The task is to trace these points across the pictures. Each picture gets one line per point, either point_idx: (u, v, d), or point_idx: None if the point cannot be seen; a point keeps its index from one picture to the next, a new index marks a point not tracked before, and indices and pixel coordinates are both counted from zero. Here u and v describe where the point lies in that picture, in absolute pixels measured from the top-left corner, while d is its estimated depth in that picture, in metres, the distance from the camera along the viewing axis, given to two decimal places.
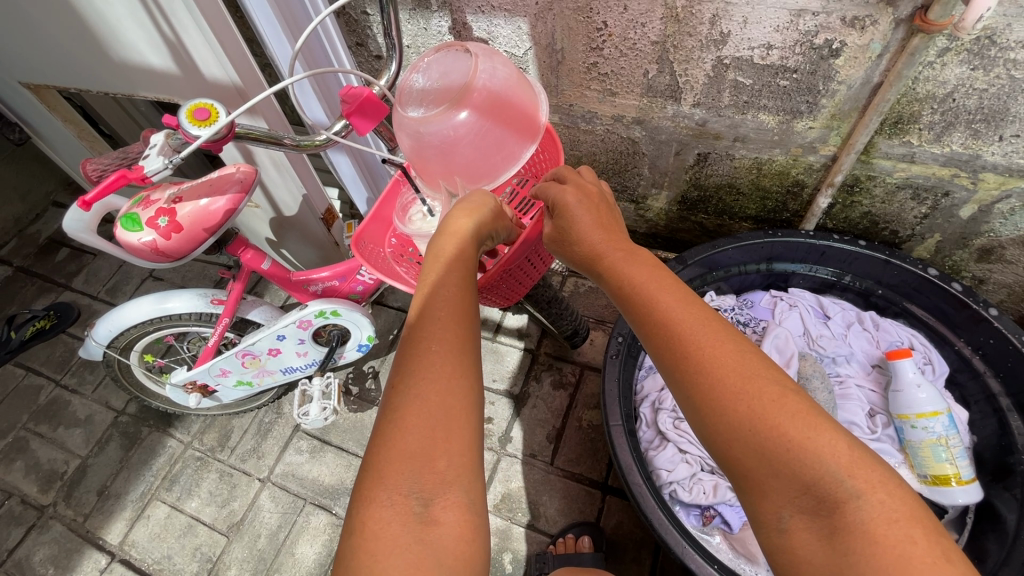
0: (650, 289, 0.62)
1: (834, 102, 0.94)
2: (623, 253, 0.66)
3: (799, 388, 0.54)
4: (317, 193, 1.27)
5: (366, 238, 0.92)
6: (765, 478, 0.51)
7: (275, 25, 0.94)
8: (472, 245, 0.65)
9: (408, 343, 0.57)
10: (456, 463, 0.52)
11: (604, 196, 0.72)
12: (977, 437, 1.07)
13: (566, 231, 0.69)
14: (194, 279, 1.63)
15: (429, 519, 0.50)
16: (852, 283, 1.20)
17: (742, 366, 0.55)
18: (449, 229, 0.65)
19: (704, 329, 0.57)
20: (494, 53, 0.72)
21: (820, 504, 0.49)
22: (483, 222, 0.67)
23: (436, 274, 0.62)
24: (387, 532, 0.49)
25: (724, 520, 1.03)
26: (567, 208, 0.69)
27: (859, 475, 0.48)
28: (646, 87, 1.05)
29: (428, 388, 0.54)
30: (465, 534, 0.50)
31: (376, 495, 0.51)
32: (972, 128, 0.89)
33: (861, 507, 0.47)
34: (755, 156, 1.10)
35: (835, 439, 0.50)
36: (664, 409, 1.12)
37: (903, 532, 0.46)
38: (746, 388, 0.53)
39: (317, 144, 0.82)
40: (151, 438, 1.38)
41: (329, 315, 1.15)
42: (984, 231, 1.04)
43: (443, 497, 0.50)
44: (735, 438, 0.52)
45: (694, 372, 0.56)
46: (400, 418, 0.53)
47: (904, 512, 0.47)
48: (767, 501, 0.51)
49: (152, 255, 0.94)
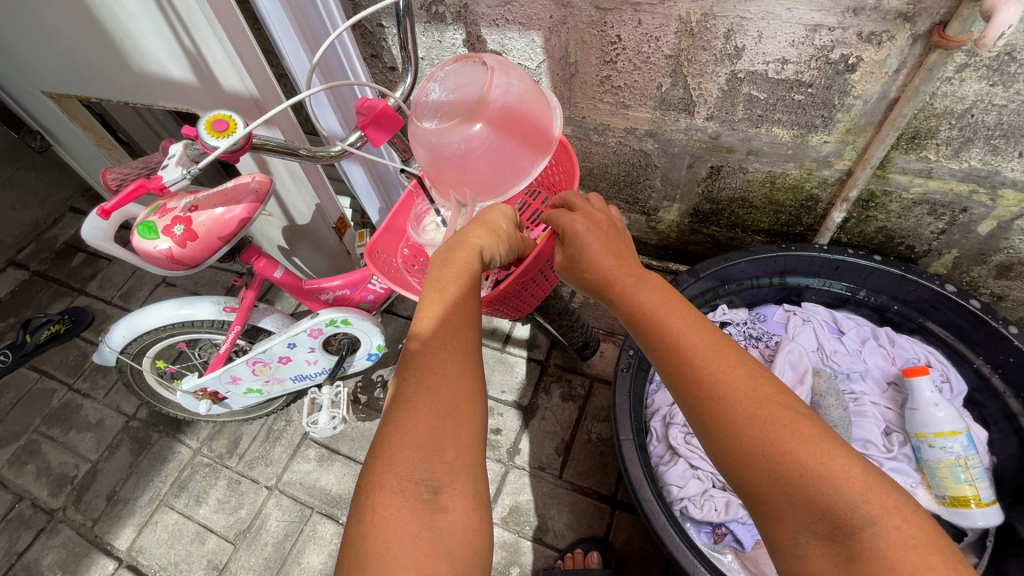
0: (663, 315, 0.61)
1: (849, 117, 0.94)
2: (634, 278, 0.66)
3: (813, 414, 0.54)
4: (330, 202, 1.28)
5: (379, 248, 0.92)
6: (780, 501, 0.50)
7: (293, 38, 0.95)
8: (480, 258, 0.64)
9: (415, 347, 0.57)
10: (464, 453, 0.52)
11: (613, 222, 0.72)
12: (997, 457, 1.05)
13: (577, 257, 0.69)
14: (206, 286, 1.64)
15: (438, 506, 0.49)
16: (867, 298, 1.18)
17: (753, 391, 0.54)
18: (460, 242, 0.64)
19: (717, 354, 0.57)
20: (509, 67, 0.72)
21: (836, 530, 0.48)
22: (492, 244, 0.66)
23: (438, 281, 0.61)
24: (396, 517, 0.47)
25: (736, 538, 1.00)
26: (577, 236, 0.68)
27: (875, 501, 0.47)
28: (659, 101, 1.05)
29: (438, 381, 0.55)
30: (472, 522, 0.49)
31: (386, 480, 0.50)
32: (992, 144, 0.88)
33: (878, 533, 0.46)
34: (768, 170, 1.10)
35: (848, 464, 0.49)
36: (676, 424, 1.11)
37: (920, 559, 0.44)
38: (759, 413, 0.52)
39: (332, 155, 0.83)
40: (161, 444, 1.39)
41: (340, 323, 1.16)
42: (1003, 247, 1.03)
43: (451, 485, 0.50)
44: (750, 462, 0.52)
45: (704, 396, 0.55)
46: (410, 407, 0.53)
47: (923, 539, 0.46)
48: (783, 526, 0.50)
49: (167, 263, 0.94)
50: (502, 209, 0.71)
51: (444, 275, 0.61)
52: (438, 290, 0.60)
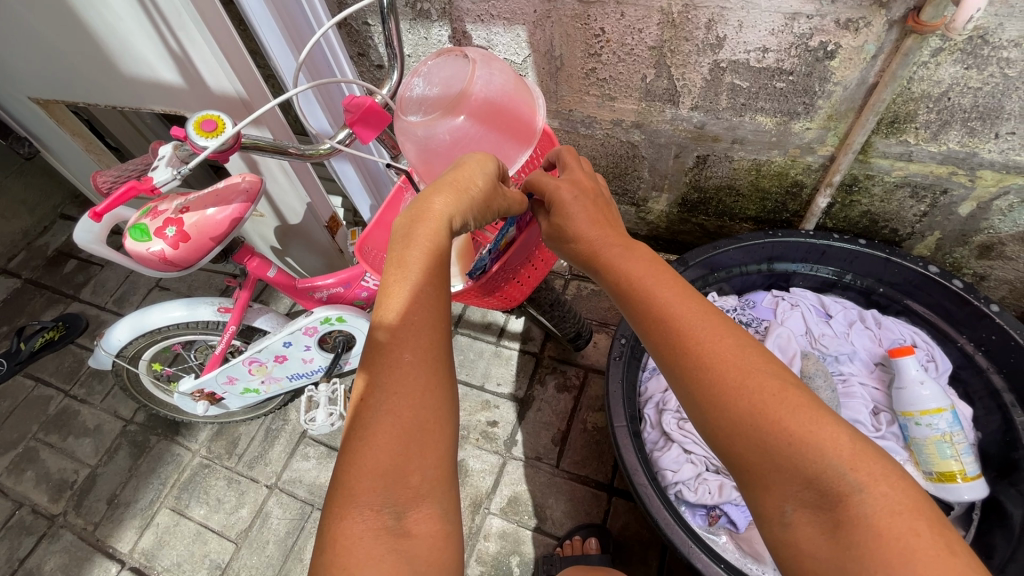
0: (651, 286, 0.62)
1: (830, 103, 0.95)
2: (622, 248, 0.67)
3: (800, 382, 0.55)
4: (321, 202, 1.31)
5: (370, 243, 0.93)
6: (768, 472, 0.52)
7: (280, 38, 0.96)
8: (446, 229, 0.60)
9: (380, 352, 0.56)
10: (429, 477, 0.54)
11: (600, 191, 0.71)
12: (981, 433, 1.07)
13: (562, 227, 0.68)
14: (200, 289, 1.65)
15: (403, 531, 0.53)
16: (853, 282, 1.20)
17: (742, 359, 0.56)
18: (421, 216, 0.59)
19: (705, 324, 0.58)
20: (492, 59, 0.73)
21: (822, 498, 0.49)
22: (460, 208, 0.60)
23: (400, 270, 0.58)
24: (359, 546, 0.51)
25: (730, 520, 1.02)
26: (564, 205, 0.67)
27: (862, 469, 0.49)
28: (644, 92, 1.06)
29: (399, 401, 0.55)
30: (439, 541, 0.54)
31: (349, 510, 0.53)
32: (968, 126, 0.90)
33: (865, 500, 0.48)
34: (753, 158, 1.11)
35: (837, 432, 0.51)
36: (669, 410, 1.12)
37: (906, 525, 0.47)
38: (748, 382, 0.54)
39: (322, 153, 0.84)
40: (159, 447, 1.39)
41: (334, 321, 1.17)
42: (984, 227, 1.04)
43: (416, 510, 0.54)
44: (736, 432, 0.53)
45: (693, 366, 0.57)
46: (370, 434, 0.54)
47: (908, 504, 0.48)
48: (770, 495, 0.52)
49: (160, 264, 0.95)
50: (476, 163, 0.63)
51: (408, 257, 0.58)
52: (400, 276, 0.58)
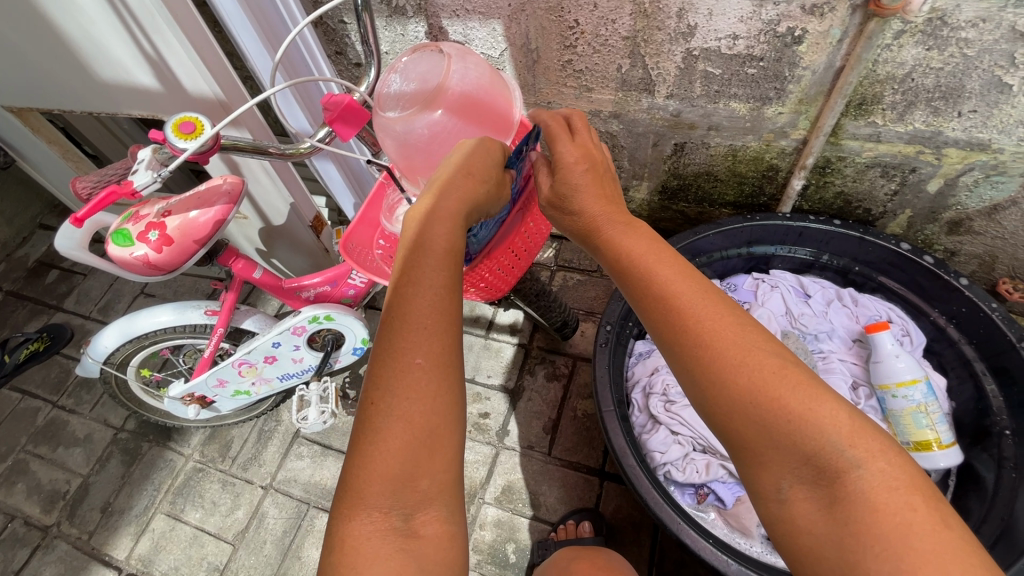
0: (651, 263, 0.64)
1: (800, 87, 0.97)
2: (624, 225, 0.68)
3: (798, 359, 0.57)
4: (305, 201, 1.33)
5: (354, 241, 0.93)
6: (767, 449, 0.53)
7: (255, 39, 0.96)
8: (432, 216, 0.60)
9: (389, 356, 0.56)
10: (438, 481, 0.55)
11: (607, 164, 0.72)
12: (955, 402, 1.11)
13: (566, 197, 0.69)
14: (186, 294, 1.64)
15: (411, 532, 0.54)
16: (830, 262, 1.23)
17: (742, 337, 0.56)
18: (435, 213, 0.60)
19: (702, 302, 0.59)
20: (467, 53, 0.74)
21: (819, 474, 0.52)
22: (446, 195, 0.61)
23: (407, 272, 0.59)
24: (365, 546, 0.52)
25: (717, 497, 1.05)
26: (569, 174, 0.68)
27: (860, 445, 0.51)
28: (620, 82, 1.08)
29: (408, 406, 0.54)
30: (445, 543, 0.55)
31: (356, 512, 0.54)
32: (933, 106, 0.93)
33: (862, 476, 0.50)
34: (729, 144, 1.13)
35: (836, 410, 0.53)
36: (655, 394, 1.14)
37: (903, 500, 0.49)
38: (748, 360, 0.55)
39: (302, 152, 0.84)
40: (151, 454, 1.39)
41: (322, 319, 1.17)
42: (952, 204, 1.08)
43: (424, 512, 0.55)
44: (736, 409, 0.54)
45: (693, 345, 0.57)
46: (381, 439, 0.54)
47: (905, 480, 0.50)
48: (768, 473, 0.54)
49: (144, 269, 0.95)
50: (466, 150, 0.64)
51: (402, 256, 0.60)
52: (404, 277, 0.58)
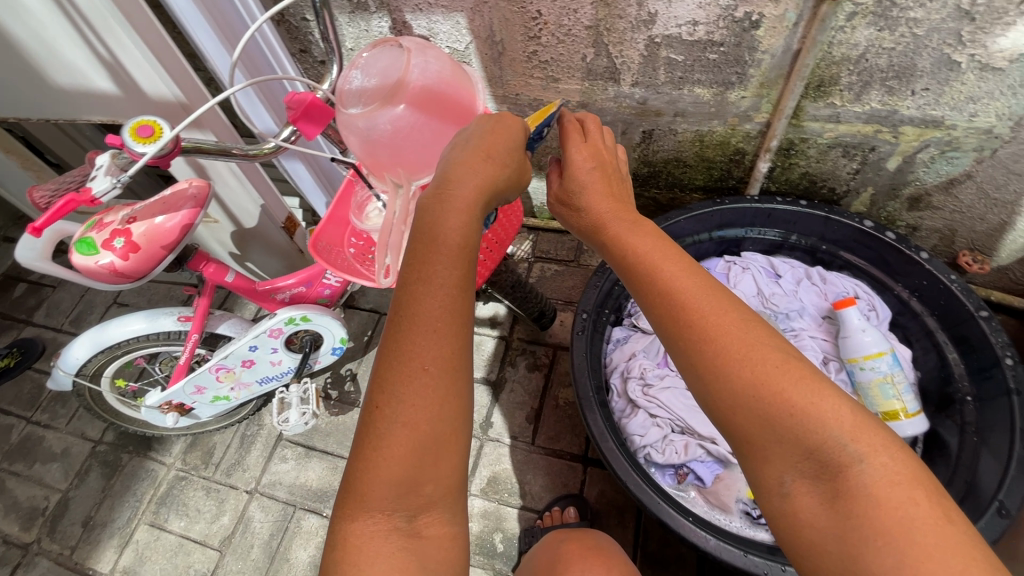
0: (656, 260, 0.63)
1: (760, 71, 0.99)
2: (631, 223, 0.67)
3: (802, 355, 0.55)
4: (276, 202, 1.31)
5: (324, 239, 0.91)
6: (768, 444, 0.53)
7: (213, 38, 0.95)
8: (447, 199, 0.58)
9: (396, 361, 0.54)
10: (442, 485, 0.56)
11: (617, 164, 0.72)
12: (920, 372, 1.15)
13: (575, 195, 0.70)
14: (160, 301, 1.61)
15: (414, 532, 0.56)
16: (798, 242, 1.26)
17: (745, 333, 0.55)
18: (451, 203, 0.58)
19: (706, 297, 0.58)
20: (427, 47, 0.75)
21: (822, 469, 0.51)
22: (466, 180, 0.59)
23: (418, 271, 0.56)
24: (369, 545, 0.54)
25: (697, 476, 1.07)
26: (577, 173, 0.69)
27: (862, 439, 0.50)
28: (586, 71, 1.08)
29: (414, 412, 0.53)
30: (447, 543, 0.57)
31: (358, 514, 0.55)
32: (887, 85, 0.95)
33: (864, 471, 0.49)
34: (696, 129, 1.15)
35: (838, 404, 0.51)
36: (633, 378, 1.16)
37: (906, 494, 0.48)
38: (751, 354, 0.54)
39: (266, 152, 0.83)
40: (132, 465, 1.37)
41: (299, 321, 1.17)
42: (911, 180, 1.11)
43: (427, 514, 0.56)
44: (737, 403, 0.53)
45: (696, 340, 0.56)
46: (384, 445, 0.54)
47: (907, 474, 0.49)
48: (769, 468, 0.53)
49: (110, 277, 0.93)
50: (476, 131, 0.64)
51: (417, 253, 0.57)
52: (417, 279, 0.55)
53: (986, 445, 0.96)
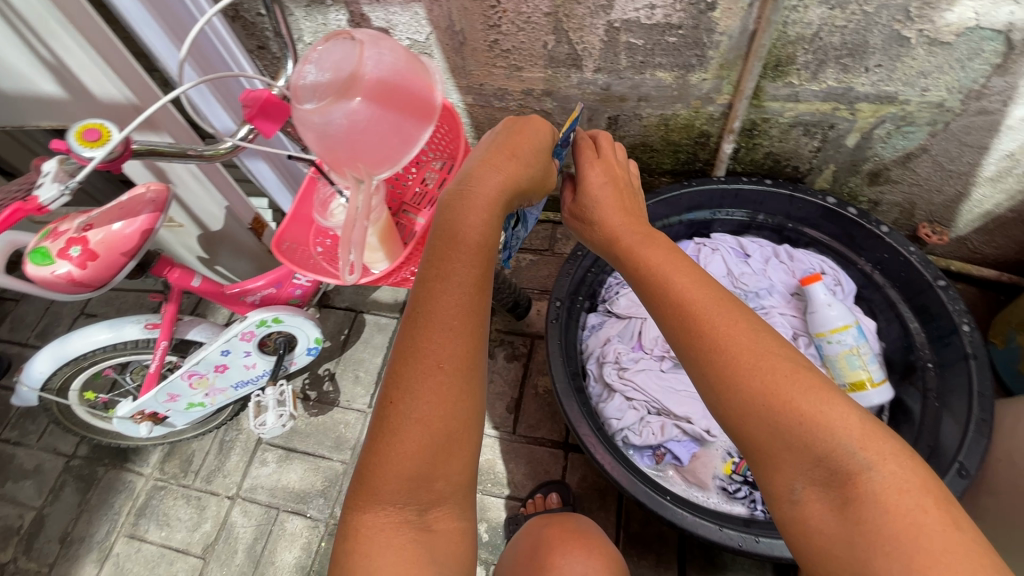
0: (667, 271, 0.64)
1: (719, 53, 1.00)
2: (643, 236, 0.70)
3: (812, 365, 0.56)
4: (241, 204, 1.29)
5: (287, 238, 0.91)
6: (778, 451, 0.53)
7: (160, 34, 0.92)
8: (473, 195, 0.59)
9: (412, 358, 0.55)
10: (452, 481, 0.58)
11: (628, 180, 0.77)
12: (885, 343, 1.18)
13: (590, 210, 0.74)
14: (129, 310, 1.58)
15: (426, 526, 0.58)
16: (765, 221, 1.28)
17: (755, 344, 0.56)
18: (471, 201, 0.59)
19: (718, 309, 0.59)
20: (380, 38, 0.74)
21: (832, 476, 0.51)
22: (493, 179, 0.60)
23: (438, 269, 0.57)
24: (381, 535, 0.56)
25: (674, 456, 1.09)
26: (592, 186, 0.74)
27: (871, 447, 0.51)
28: (548, 59, 1.08)
29: (429, 409, 0.55)
30: (457, 537, 0.60)
31: (370, 507, 0.57)
32: (842, 63, 0.97)
33: (873, 478, 0.50)
34: (660, 113, 1.16)
35: (847, 412, 0.52)
36: (609, 363, 1.17)
37: (914, 502, 0.49)
38: (761, 363, 0.55)
39: (222, 153, 0.82)
40: (108, 477, 1.34)
41: (271, 322, 1.15)
42: (870, 155, 1.13)
43: (438, 509, 0.59)
44: (749, 414, 0.54)
45: (708, 350, 0.57)
46: (397, 441, 0.55)
47: (916, 481, 0.50)
48: (781, 475, 0.54)
49: (68, 287, 0.90)
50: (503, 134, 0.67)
51: (440, 251, 0.57)
52: (437, 277, 0.56)
53: (946, 409, 0.99)
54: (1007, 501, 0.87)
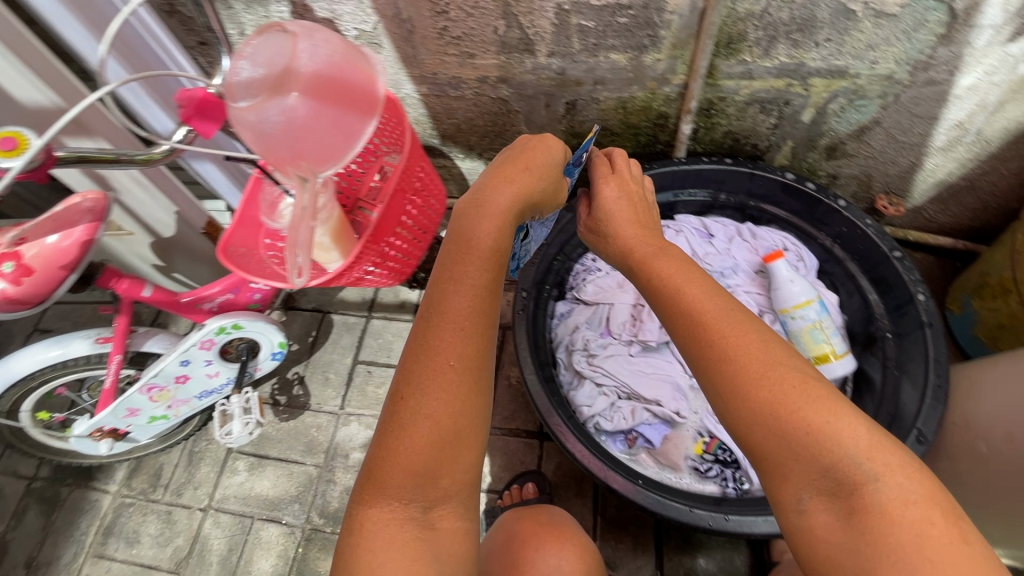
0: (680, 284, 0.64)
1: (671, 32, 0.99)
2: (657, 248, 0.71)
3: (823, 377, 0.55)
4: (193, 209, 1.24)
5: (235, 244, 0.87)
6: (785, 460, 0.52)
7: (80, 30, 0.88)
8: (486, 207, 0.65)
9: (424, 355, 0.58)
10: (457, 480, 0.59)
11: (644, 195, 0.79)
12: (846, 315, 1.20)
13: (604, 224, 0.76)
14: (86, 323, 1.52)
15: (429, 523, 0.58)
16: (727, 200, 1.29)
17: (764, 354, 0.55)
18: (485, 211, 0.65)
19: (731, 322, 0.58)
20: (314, 29, 0.72)
21: (838, 486, 0.49)
22: (508, 192, 0.66)
23: (452, 273, 0.62)
24: (386, 530, 0.56)
25: (646, 439, 1.09)
26: (608, 201, 0.76)
27: (877, 458, 0.49)
28: (500, 45, 1.06)
29: (439, 405, 0.57)
30: (459, 537, 0.59)
31: (376, 501, 0.57)
32: (792, 39, 0.96)
33: (879, 489, 0.48)
34: (617, 96, 1.14)
35: (854, 423, 0.50)
36: (578, 350, 1.17)
37: (921, 514, 0.46)
38: (769, 374, 0.54)
39: (158, 157, 0.78)
40: (73, 497, 1.30)
41: (230, 329, 1.12)
42: (826, 130, 1.14)
43: (442, 507, 0.59)
44: (755, 422, 0.53)
45: (716, 360, 0.57)
46: (407, 434, 0.56)
47: (924, 494, 0.47)
48: (787, 484, 0.52)
49: (5, 305, 0.86)
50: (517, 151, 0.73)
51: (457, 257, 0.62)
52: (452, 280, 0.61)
53: (905, 376, 1.02)
54: (963, 462, 0.90)
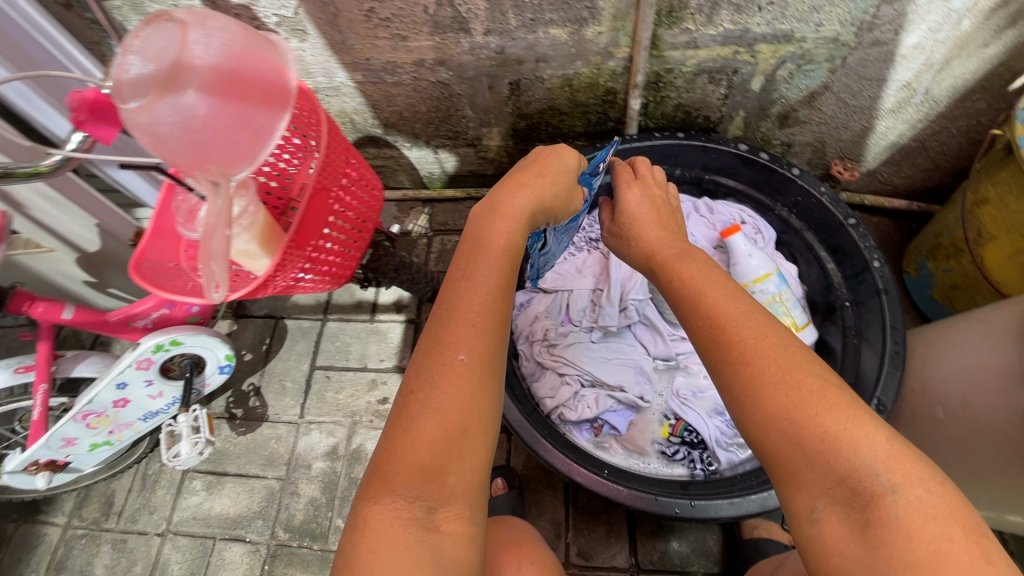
0: (703, 286, 0.61)
1: (609, 3, 0.94)
2: (681, 251, 0.70)
3: (843, 383, 0.51)
4: (116, 218, 1.14)
5: (150, 257, 0.81)
6: (800, 466, 0.48)
7: None
8: (506, 208, 0.64)
9: (432, 353, 0.55)
10: (465, 479, 0.53)
11: (667, 200, 0.80)
12: (806, 286, 1.20)
13: (628, 229, 0.77)
14: (21, 348, 1.42)
15: (433, 526, 0.52)
16: (682, 175, 1.25)
17: (786, 359, 0.51)
18: (500, 211, 0.63)
19: (750, 322, 0.55)
20: (205, 18, 0.65)
21: (854, 496, 0.45)
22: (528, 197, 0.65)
23: (465, 272, 0.59)
24: (388, 529, 0.51)
25: (612, 426, 1.07)
26: (632, 205, 0.78)
27: (896, 469, 0.45)
28: (432, 25, 0.99)
29: (447, 402, 0.53)
30: (462, 542, 0.53)
31: (379, 496, 0.52)
32: (734, 4, 0.92)
33: (897, 501, 0.44)
34: (562, 74, 1.09)
35: (873, 432, 0.46)
36: (539, 341, 1.14)
37: (940, 528, 0.42)
38: (788, 378, 0.50)
39: (47, 168, 0.65)
40: (20, 533, 1.22)
41: (168, 346, 1.05)
42: (777, 98, 1.11)
43: (447, 508, 0.52)
44: (770, 427, 0.49)
45: (735, 361, 0.53)
46: (415, 427, 0.52)
47: (946, 509, 0.43)
48: (801, 492, 0.48)
49: None
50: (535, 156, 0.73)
51: (476, 257, 0.60)
52: (470, 280, 0.59)
53: (864, 342, 1.02)
54: (924, 427, 0.90)
